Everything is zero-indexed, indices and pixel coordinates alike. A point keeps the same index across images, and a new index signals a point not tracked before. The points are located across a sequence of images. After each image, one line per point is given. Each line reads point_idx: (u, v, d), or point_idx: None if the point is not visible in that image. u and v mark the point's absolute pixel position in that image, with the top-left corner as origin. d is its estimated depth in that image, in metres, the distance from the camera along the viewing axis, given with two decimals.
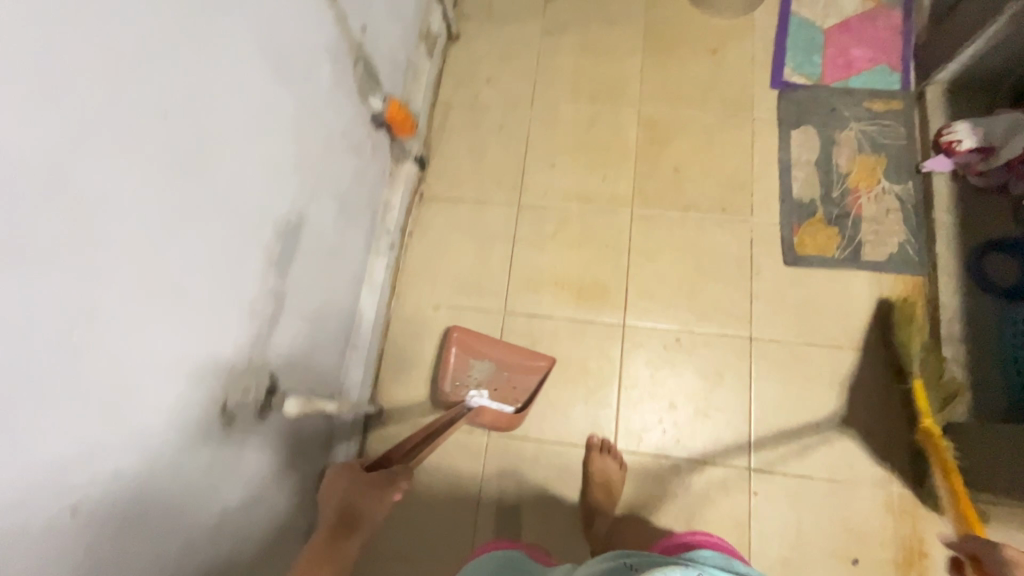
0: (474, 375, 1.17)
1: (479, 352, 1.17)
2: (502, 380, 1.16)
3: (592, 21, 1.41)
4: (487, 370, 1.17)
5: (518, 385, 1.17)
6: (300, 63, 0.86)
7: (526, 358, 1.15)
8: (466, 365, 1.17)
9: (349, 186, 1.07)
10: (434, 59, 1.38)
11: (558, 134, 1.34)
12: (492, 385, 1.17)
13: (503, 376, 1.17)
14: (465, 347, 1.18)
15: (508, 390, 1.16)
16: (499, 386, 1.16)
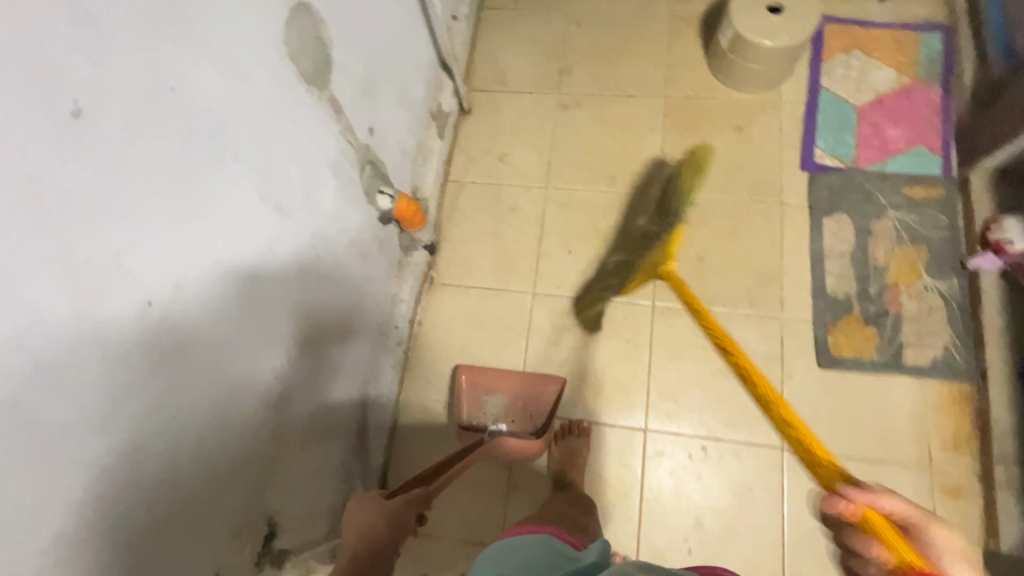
0: (491, 409, 1.17)
1: (490, 388, 1.17)
2: (517, 410, 1.16)
3: (610, 94, 1.35)
4: (502, 403, 1.16)
5: (535, 413, 1.15)
6: (306, 189, 0.81)
7: (537, 382, 1.15)
8: (480, 399, 1.17)
9: (358, 293, 1.02)
10: (446, 137, 1.33)
11: (575, 217, 1.28)
12: (508, 417, 1.16)
13: (518, 406, 1.16)
14: (477, 385, 1.18)
15: (526, 422, 1.15)
16: (519, 418, 1.15)
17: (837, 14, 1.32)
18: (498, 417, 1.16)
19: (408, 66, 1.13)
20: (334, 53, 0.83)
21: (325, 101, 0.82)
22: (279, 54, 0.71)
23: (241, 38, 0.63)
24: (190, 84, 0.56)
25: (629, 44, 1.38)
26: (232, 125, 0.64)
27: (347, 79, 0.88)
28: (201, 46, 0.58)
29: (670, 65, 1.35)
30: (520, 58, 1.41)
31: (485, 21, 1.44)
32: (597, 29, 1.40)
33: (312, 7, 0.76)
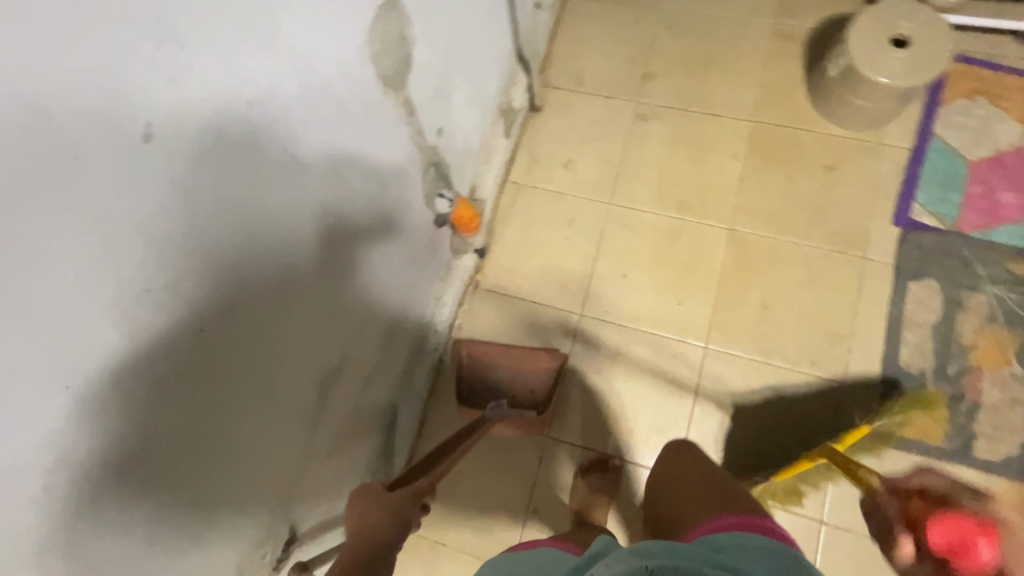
0: (491, 380, 1.14)
1: (489, 362, 1.12)
2: (520, 384, 1.13)
3: (692, 109, 1.25)
4: (501, 376, 1.13)
5: (536, 386, 1.13)
6: (370, 197, 0.75)
7: (536, 358, 1.10)
8: (481, 371, 1.13)
9: (406, 297, 0.97)
10: (511, 135, 1.25)
11: (636, 239, 1.20)
12: (508, 390, 1.13)
13: (520, 380, 1.13)
14: (475, 360, 1.12)
15: (526, 398, 1.12)
16: (518, 391, 1.13)
17: (963, 52, 1.18)
18: (496, 388, 1.14)
19: (485, 58, 1.06)
20: (414, 52, 0.77)
21: (399, 103, 0.77)
22: (358, 56, 0.65)
23: (321, 40, 0.58)
24: (262, 92, 0.52)
25: (722, 57, 1.27)
26: (303, 134, 0.59)
27: (424, 78, 0.83)
28: (281, 52, 0.53)
29: (764, 86, 1.24)
30: (601, 56, 1.31)
31: (569, 12, 1.34)
32: (689, 36, 1.29)
33: (398, 2, 0.70)
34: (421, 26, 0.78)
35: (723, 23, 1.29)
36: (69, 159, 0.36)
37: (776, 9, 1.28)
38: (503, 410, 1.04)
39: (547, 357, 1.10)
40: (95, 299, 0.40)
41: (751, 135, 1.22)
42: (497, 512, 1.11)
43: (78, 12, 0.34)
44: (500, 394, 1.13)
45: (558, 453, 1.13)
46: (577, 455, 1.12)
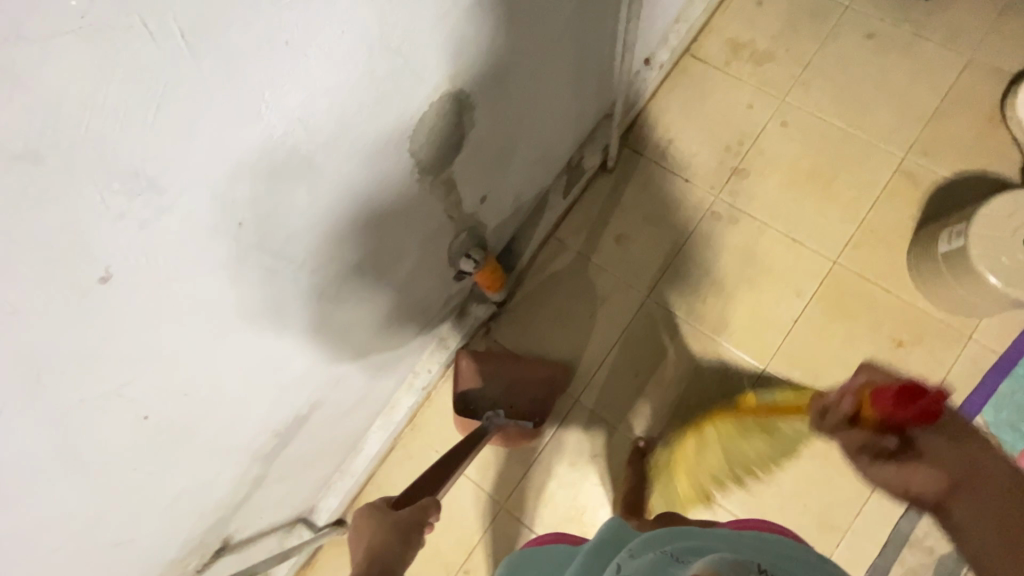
0: (491, 390, 1.11)
1: (494, 368, 1.10)
2: (518, 397, 1.11)
3: (773, 225, 1.14)
4: (502, 383, 1.11)
5: (535, 401, 1.11)
6: (374, 270, 0.72)
7: (538, 367, 1.11)
8: (485, 377, 1.10)
9: (397, 345, 0.95)
10: (572, 193, 1.18)
11: (662, 342, 1.13)
12: (508, 402, 1.11)
13: (519, 393, 1.11)
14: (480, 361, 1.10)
15: (525, 410, 1.10)
16: (519, 402, 1.11)
17: None
18: (496, 398, 1.11)
19: (562, 121, 0.99)
20: (471, 131, 0.72)
21: (440, 181, 0.72)
22: (399, 148, 0.60)
23: (356, 140, 0.54)
24: (263, 208, 0.48)
25: (828, 179, 1.14)
26: (307, 233, 0.55)
27: (476, 153, 0.77)
28: (299, 169, 0.49)
29: (860, 228, 1.10)
30: (697, 136, 1.20)
31: (679, 77, 1.24)
32: (800, 145, 1.16)
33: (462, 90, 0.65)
34: (488, 107, 0.72)
35: (842, 141, 1.15)
36: (8, 313, 0.34)
37: (908, 144, 1.12)
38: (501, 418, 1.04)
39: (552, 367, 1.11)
40: (28, 422, 0.40)
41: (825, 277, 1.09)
42: (428, 559, 1.11)
43: (36, 189, 0.32)
44: (500, 405, 1.10)
45: (508, 525, 1.10)
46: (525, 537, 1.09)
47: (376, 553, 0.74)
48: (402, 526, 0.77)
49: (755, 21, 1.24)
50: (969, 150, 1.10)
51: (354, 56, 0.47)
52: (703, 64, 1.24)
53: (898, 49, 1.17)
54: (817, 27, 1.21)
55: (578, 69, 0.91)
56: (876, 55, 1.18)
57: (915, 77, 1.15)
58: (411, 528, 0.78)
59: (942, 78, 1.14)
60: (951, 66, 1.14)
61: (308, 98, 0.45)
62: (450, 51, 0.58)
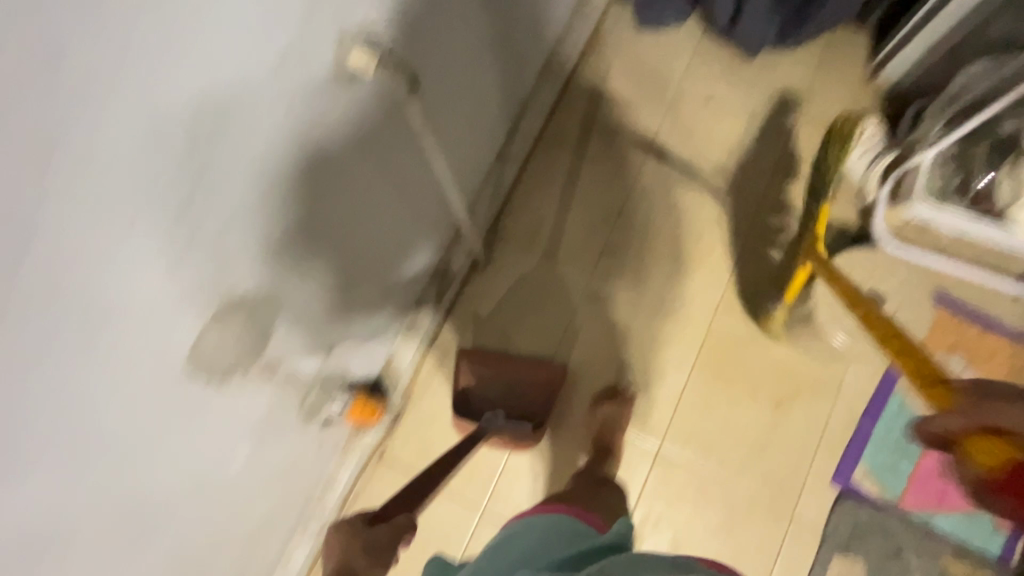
0: (490, 391, 1.12)
1: (492, 371, 1.12)
2: (519, 401, 1.11)
3: (649, 300, 1.14)
4: (500, 387, 1.12)
5: (537, 403, 1.11)
6: (198, 478, 0.67)
7: (538, 368, 1.12)
8: (485, 377, 1.12)
9: (268, 512, 0.88)
10: (446, 298, 1.15)
11: (558, 435, 1.11)
12: (505, 403, 1.11)
13: (520, 396, 1.11)
14: (480, 360, 1.12)
15: (524, 412, 1.10)
16: (517, 404, 1.10)
17: (949, 296, 1.06)
18: (493, 401, 1.11)
19: (406, 244, 0.93)
20: (279, 316, 0.66)
21: (256, 373, 0.67)
22: (186, 382, 0.55)
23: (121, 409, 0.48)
24: (52, 507, 0.46)
25: (692, 246, 1.16)
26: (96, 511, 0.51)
27: (298, 325, 0.71)
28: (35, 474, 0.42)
29: (728, 292, 1.13)
30: (564, 220, 1.19)
31: (537, 162, 1.21)
32: (662, 215, 1.17)
33: (250, 293, 0.58)
34: (296, 286, 0.66)
35: (700, 207, 1.17)
36: None
37: (756, 203, 1.17)
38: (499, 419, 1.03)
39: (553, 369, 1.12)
40: None
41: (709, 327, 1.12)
42: None
43: None
44: (499, 406, 1.10)
45: None
46: None
47: (347, 564, 0.80)
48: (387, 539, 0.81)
49: (603, 95, 1.24)
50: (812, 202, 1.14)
51: (83, 363, 0.42)
52: (560, 144, 1.22)
53: (736, 110, 1.21)
54: (661, 96, 1.22)
55: (407, 197, 0.84)
56: (717, 117, 1.21)
57: (754, 136, 1.19)
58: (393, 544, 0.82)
59: (779, 134, 1.19)
60: (783, 123, 1.19)
61: (49, 421, 0.41)
62: (211, 270, 0.51)
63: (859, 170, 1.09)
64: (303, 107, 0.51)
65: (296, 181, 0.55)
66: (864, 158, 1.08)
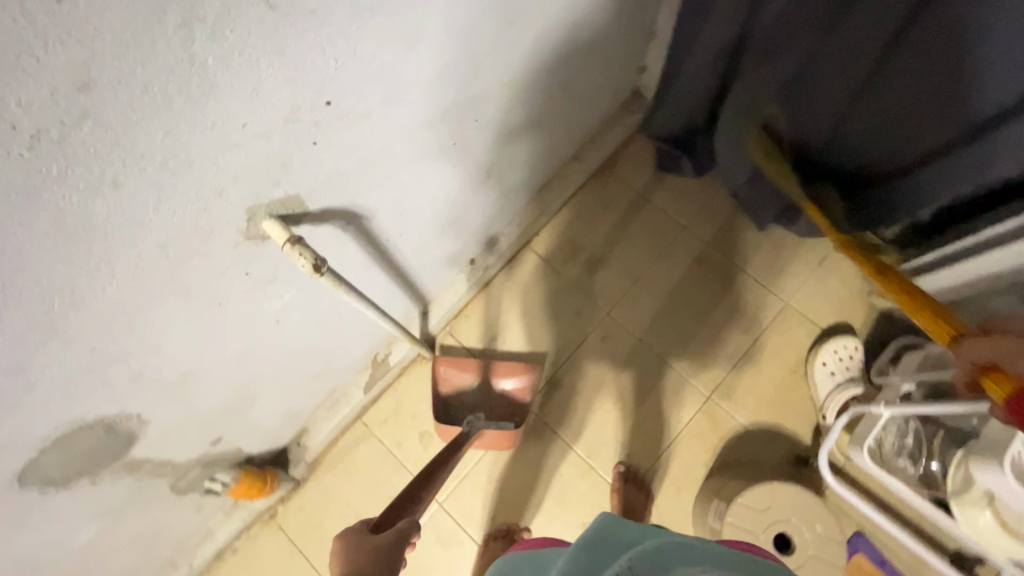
0: (468, 397, 1.13)
1: (472, 379, 1.12)
2: (497, 401, 1.13)
3: (576, 448, 1.12)
4: (478, 396, 1.13)
5: (513, 405, 1.13)
6: (24, 562, 0.65)
7: (510, 375, 1.11)
8: (462, 386, 1.13)
9: (121, 567, 0.88)
10: (375, 387, 1.12)
11: (447, 554, 1.08)
12: (485, 408, 1.13)
13: (496, 396, 1.13)
14: (456, 367, 1.11)
15: (502, 413, 1.12)
16: (497, 408, 1.13)
17: (878, 548, 1.00)
18: (472, 410, 1.13)
19: (337, 346, 0.91)
20: (145, 428, 0.65)
21: (112, 472, 0.66)
22: (13, 492, 0.55)
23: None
24: None
25: (636, 405, 1.13)
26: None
27: (177, 427, 0.71)
28: None
29: (657, 466, 1.09)
30: (520, 339, 1.17)
31: (512, 270, 1.21)
32: (615, 363, 1.15)
33: (104, 416, 0.58)
34: (170, 401, 0.66)
35: (655, 368, 1.15)
36: None
37: (714, 383, 1.12)
38: (482, 423, 1.02)
39: (523, 378, 1.11)
40: None
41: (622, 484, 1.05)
42: None
43: None
44: (479, 410, 1.12)
45: None
46: None
47: None
48: (381, 556, 0.60)
49: (597, 225, 1.23)
50: (768, 402, 1.10)
51: None
52: (538, 261, 1.21)
53: (721, 280, 1.18)
54: (651, 244, 1.22)
55: (413, 222, 0.82)
56: (701, 282, 1.19)
57: (732, 312, 1.16)
58: (391, 557, 0.61)
59: (757, 318, 1.15)
60: (766, 310, 1.16)
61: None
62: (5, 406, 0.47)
63: (825, 387, 1.05)
64: (183, 274, 0.52)
65: (165, 327, 0.56)
66: (835, 376, 1.05)
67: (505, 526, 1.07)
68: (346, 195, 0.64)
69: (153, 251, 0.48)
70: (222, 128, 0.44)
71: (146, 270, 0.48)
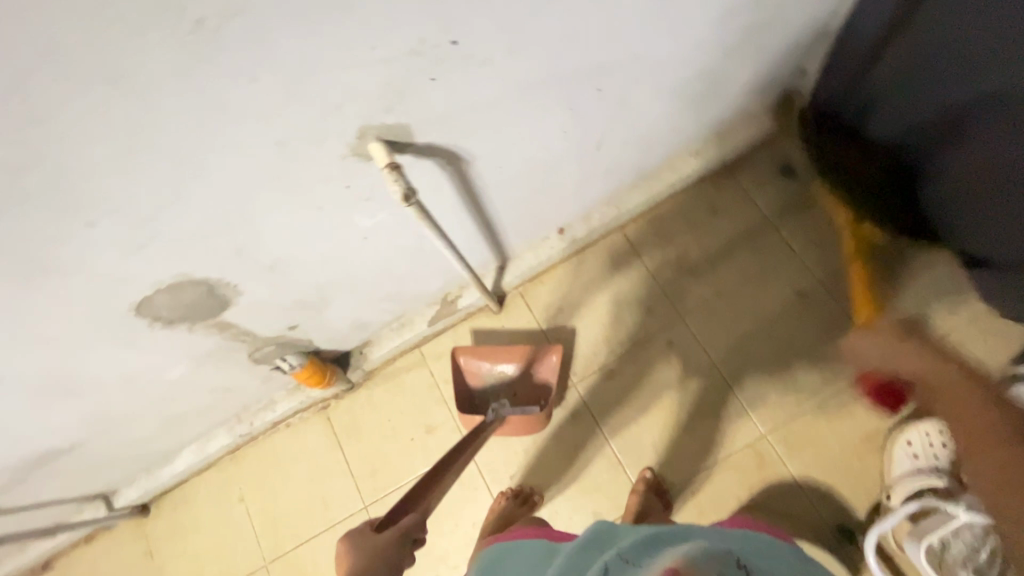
0: (492, 384, 1.17)
1: (493, 366, 1.15)
2: (521, 386, 1.16)
3: (609, 439, 1.11)
4: (501, 380, 1.17)
5: (537, 389, 1.16)
6: (127, 376, 0.79)
7: (533, 362, 1.14)
8: (485, 374, 1.16)
9: (200, 407, 1.04)
10: (439, 323, 1.18)
11: (460, 494, 1.14)
12: (510, 392, 1.17)
13: (520, 382, 1.16)
14: (475, 359, 1.14)
15: (528, 397, 1.16)
16: (522, 390, 1.16)
17: None
18: (498, 393, 1.17)
19: (413, 274, 0.97)
20: (236, 298, 0.75)
21: (204, 328, 0.77)
22: (130, 318, 0.67)
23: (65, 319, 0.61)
24: None
25: (682, 419, 1.09)
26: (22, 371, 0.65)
27: (263, 305, 0.81)
28: None
29: (686, 485, 1.06)
30: (585, 319, 1.17)
31: (597, 250, 1.19)
32: (673, 372, 1.11)
33: (207, 276, 0.67)
34: (263, 281, 0.74)
35: (715, 389, 1.09)
36: None
37: (774, 424, 1.05)
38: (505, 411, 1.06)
39: (544, 359, 1.13)
40: None
41: (644, 488, 1.02)
42: None
43: None
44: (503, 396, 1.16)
45: None
46: None
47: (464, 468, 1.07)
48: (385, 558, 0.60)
49: (699, 227, 1.17)
50: (830, 462, 1.01)
51: None
52: (625, 248, 1.19)
53: (820, 321, 1.08)
54: (753, 261, 1.14)
55: (509, 179, 0.83)
56: (797, 319, 1.09)
57: (819, 357, 1.07)
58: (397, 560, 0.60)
59: (847, 371, 1.05)
60: (861, 366, 1.04)
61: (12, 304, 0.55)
62: (129, 248, 0.56)
63: (902, 467, 0.94)
64: (294, 173, 0.58)
65: (268, 217, 0.63)
66: (915, 460, 0.93)
67: (520, 488, 1.10)
68: (451, 135, 0.66)
69: (272, 144, 0.53)
70: (348, 46, 0.47)
71: (261, 162, 0.54)
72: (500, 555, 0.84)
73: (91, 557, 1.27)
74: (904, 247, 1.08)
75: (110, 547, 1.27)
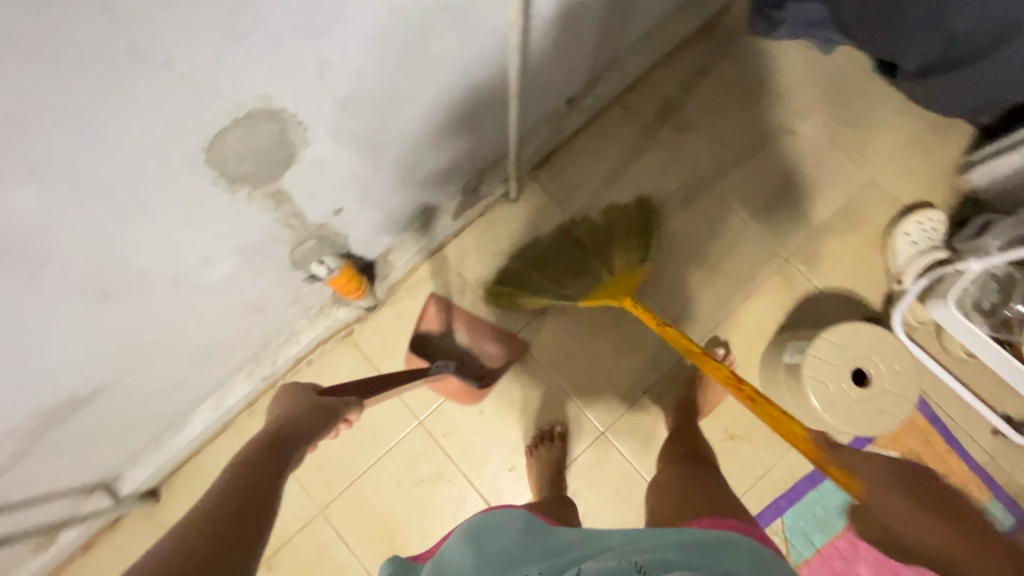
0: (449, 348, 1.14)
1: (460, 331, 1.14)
2: (472, 358, 1.14)
3: (650, 296, 1.14)
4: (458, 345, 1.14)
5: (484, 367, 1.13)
6: (174, 269, 0.67)
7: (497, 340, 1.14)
8: (447, 337, 1.14)
9: (226, 339, 0.90)
10: (461, 217, 1.13)
11: (517, 384, 1.12)
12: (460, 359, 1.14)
13: (472, 354, 1.14)
14: (447, 315, 1.15)
15: (473, 369, 1.13)
16: (472, 363, 1.13)
17: (936, 406, 1.06)
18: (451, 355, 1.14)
19: (450, 147, 0.91)
20: (302, 151, 0.65)
21: (262, 196, 0.67)
22: (199, 165, 0.56)
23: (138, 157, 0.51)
24: (35, 211, 0.47)
25: (717, 262, 1.15)
26: (70, 238, 0.52)
27: (318, 171, 0.71)
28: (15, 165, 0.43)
29: (730, 319, 1.13)
30: (604, 191, 1.18)
31: (601, 124, 1.21)
32: (697, 222, 1.16)
33: (285, 112, 0.58)
34: (333, 126, 0.66)
35: (741, 233, 1.15)
36: None
37: (793, 248, 1.14)
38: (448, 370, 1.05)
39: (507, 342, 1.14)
40: None
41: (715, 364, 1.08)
42: None
43: None
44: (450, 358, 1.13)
45: (317, 532, 1.08)
46: (328, 547, 1.07)
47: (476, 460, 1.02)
48: (315, 411, 0.76)
49: (688, 86, 1.22)
50: (846, 270, 1.13)
51: (71, 56, 0.40)
52: (626, 117, 1.21)
53: (815, 153, 1.18)
54: (744, 110, 1.20)
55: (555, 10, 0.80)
56: (796, 154, 1.18)
57: (818, 183, 1.17)
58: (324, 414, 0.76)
59: (843, 190, 1.16)
60: (854, 183, 1.16)
61: (83, 108, 0.43)
62: (223, 33, 0.46)
63: (905, 254, 1.08)
64: None
65: (358, 14, 0.55)
66: (917, 245, 1.08)
67: (540, 430, 1.10)
68: None
69: None
70: None
71: None
72: (480, 536, 0.69)
73: (101, 561, 1.07)
74: (865, 76, 1.20)
75: (124, 541, 1.08)
